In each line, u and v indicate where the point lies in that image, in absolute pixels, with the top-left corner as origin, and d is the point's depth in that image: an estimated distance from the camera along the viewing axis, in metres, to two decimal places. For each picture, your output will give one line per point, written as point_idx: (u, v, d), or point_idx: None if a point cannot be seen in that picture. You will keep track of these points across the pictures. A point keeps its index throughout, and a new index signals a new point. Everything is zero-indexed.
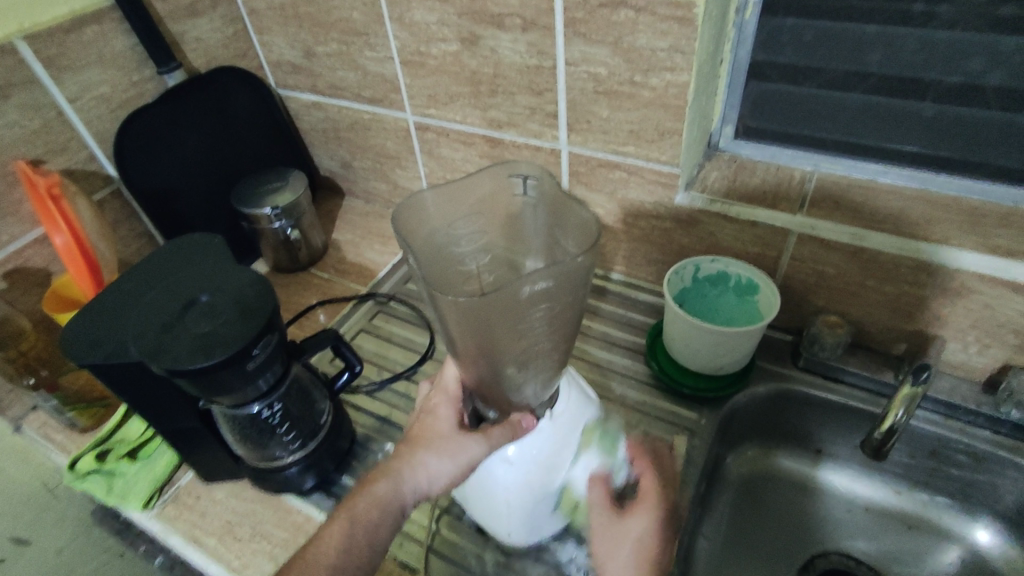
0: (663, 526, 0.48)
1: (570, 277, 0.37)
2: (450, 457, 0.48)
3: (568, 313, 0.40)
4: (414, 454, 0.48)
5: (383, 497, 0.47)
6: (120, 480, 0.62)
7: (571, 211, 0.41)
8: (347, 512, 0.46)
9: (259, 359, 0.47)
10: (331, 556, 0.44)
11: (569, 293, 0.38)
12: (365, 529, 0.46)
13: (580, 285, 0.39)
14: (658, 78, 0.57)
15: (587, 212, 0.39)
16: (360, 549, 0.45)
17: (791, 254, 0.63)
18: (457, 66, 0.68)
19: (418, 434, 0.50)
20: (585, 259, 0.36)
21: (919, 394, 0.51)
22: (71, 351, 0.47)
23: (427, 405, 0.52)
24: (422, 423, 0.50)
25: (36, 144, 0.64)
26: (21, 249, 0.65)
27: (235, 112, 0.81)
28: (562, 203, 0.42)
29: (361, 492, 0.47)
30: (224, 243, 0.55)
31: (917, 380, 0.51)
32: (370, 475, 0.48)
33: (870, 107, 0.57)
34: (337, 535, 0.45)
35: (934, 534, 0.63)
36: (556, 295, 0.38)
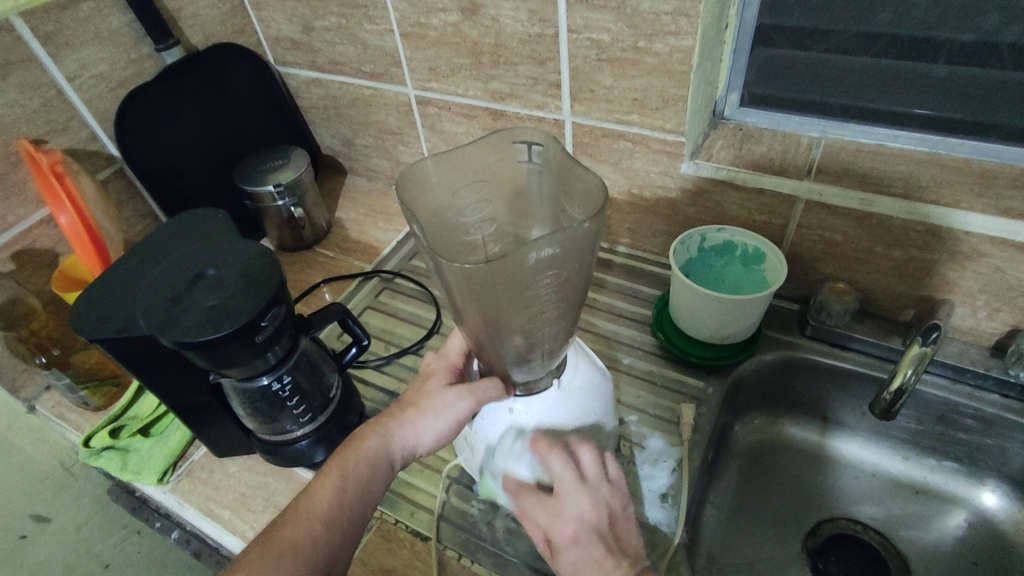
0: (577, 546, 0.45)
1: (577, 243, 0.37)
2: (440, 416, 0.49)
3: (574, 280, 0.40)
4: (405, 414, 0.50)
5: (372, 453, 0.47)
6: (135, 456, 0.63)
7: (575, 176, 0.40)
8: (339, 466, 0.47)
9: (267, 331, 0.48)
10: (321, 506, 0.45)
11: (576, 259, 0.38)
12: (354, 483, 0.46)
13: (587, 252, 0.38)
14: (662, 43, 0.56)
15: (593, 178, 0.38)
16: (351, 502, 0.46)
17: (798, 221, 0.63)
18: (458, 37, 0.67)
19: (411, 395, 0.52)
20: (591, 225, 0.36)
21: (928, 354, 0.51)
22: (79, 325, 0.47)
23: (426, 370, 0.53)
24: (417, 386, 0.52)
25: (37, 123, 0.63)
26: (28, 230, 0.65)
27: (233, 89, 0.80)
28: (568, 168, 0.41)
29: (351, 448, 0.48)
30: (228, 218, 0.55)
31: (927, 340, 0.51)
32: (360, 432, 0.49)
33: (880, 68, 0.56)
34: (327, 487, 0.46)
35: (942, 498, 0.63)
36: (562, 261, 0.37)
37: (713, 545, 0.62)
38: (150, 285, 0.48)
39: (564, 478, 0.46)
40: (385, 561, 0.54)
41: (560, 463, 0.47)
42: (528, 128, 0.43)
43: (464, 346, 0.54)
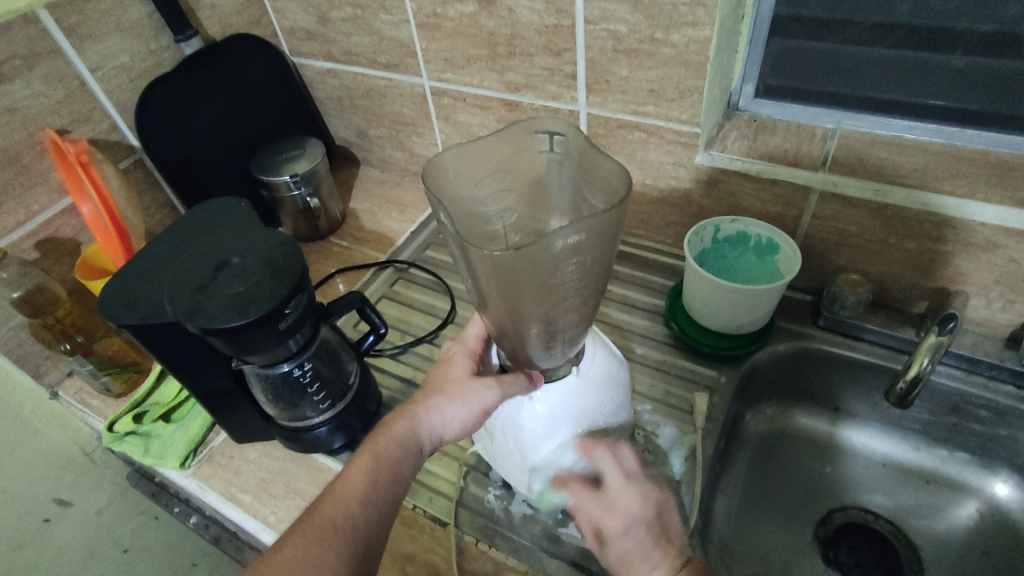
0: (637, 534, 0.47)
1: (601, 230, 0.37)
2: (464, 402, 0.50)
3: (597, 267, 0.40)
4: (431, 399, 0.51)
5: (402, 437, 0.49)
6: (156, 441, 0.64)
7: (597, 164, 0.41)
8: (371, 449, 0.48)
9: (291, 318, 0.48)
10: (356, 486, 0.46)
11: (601, 246, 0.39)
12: (386, 465, 0.47)
13: (611, 239, 0.39)
14: (679, 34, 0.56)
15: (615, 166, 0.39)
16: (386, 483, 0.47)
17: (812, 212, 0.63)
18: (475, 28, 0.67)
19: (434, 381, 0.53)
20: (617, 212, 0.36)
21: (944, 343, 0.52)
22: (108, 312, 0.48)
23: (445, 355, 0.54)
24: (439, 371, 0.53)
25: (61, 114, 0.64)
26: (51, 219, 0.66)
27: (250, 80, 0.81)
28: (590, 158, 0.41)
29: (381, 432, 0.49)
30: (251, 207, 0.55)
31: (943, 330, 0.51)
32: (388, 418, 0.50)
33: (897, 60, 0.57)
34: (361, 468, 0.47)
35: (953, 488, 0.64)
36: (587, 248, 0.38)
37: (725, 533, 0.62)
38: (178, 272, 0.49)
39: (611, 471, 0.49)
40: (404, 545, 0.55)
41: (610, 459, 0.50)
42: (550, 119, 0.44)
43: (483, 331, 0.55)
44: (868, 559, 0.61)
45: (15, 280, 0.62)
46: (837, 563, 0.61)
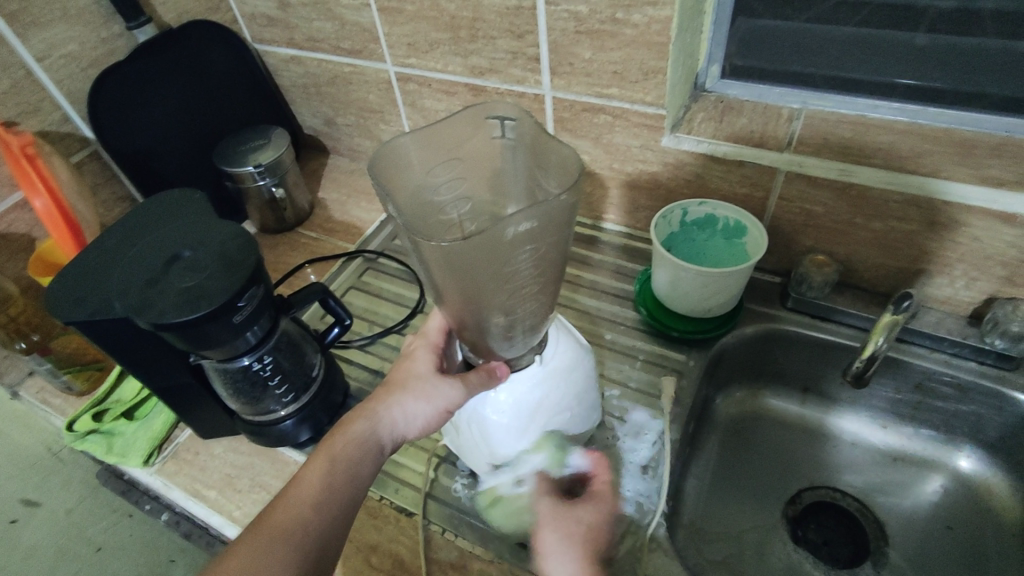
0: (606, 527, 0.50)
1: (554, 216, 0.36)
2: (427, 398, 0.50)
3: (553, 253, 0.40)
4: (391, 396, 0.50)
5: (360, 437, 0.48)
6: (119, 439, 0.63)
7: (551, 148, 0.40)
8: (327, 450, 0.47)
9: (246, 311, 0.47)
10: (310, 491, 0.45)
11: (554, 231, 0.38)
12: (343, 468, 0.47)
13: (564, 224, 0.38)
14: (640, 14, 0.56)
15: (568, 148, 0.38)
16: (342, 485, 0.46)
17: (779, 193, 0.62)
18: (436, 11, 0.66)
19: (395, 377, 0.52)
20: (568, 197, 0.36)
21: (899, 321, 0.51)
22: (56, 309, 0.46)
23: (407, 349, 0.54)
24: (400, 368, 0.52)
25: (7, 105, 0.62)
26: (3, 214, 0.64)
27: (212, 69, 0.79)
28: (542, 142, 0.41)
29: (338, 432, 0.48)
30: (205, 199, 0.54)
31: (899, 308, 0.51)
32: (346, 418, 0.49)
33: (861, 39, 0.59)
34: (316, 471, 0.46)
35: (918, 464, 0.64)
36: (540, 235, 0.37)
37: (694, 514, 0.63)
38: (127, 267, 0.47)
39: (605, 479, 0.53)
40: (370, 536, 0.55)
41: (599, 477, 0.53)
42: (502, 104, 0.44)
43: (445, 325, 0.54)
44: (835, 536, 0.61)
45: None
46: (806, 541, 0.61)
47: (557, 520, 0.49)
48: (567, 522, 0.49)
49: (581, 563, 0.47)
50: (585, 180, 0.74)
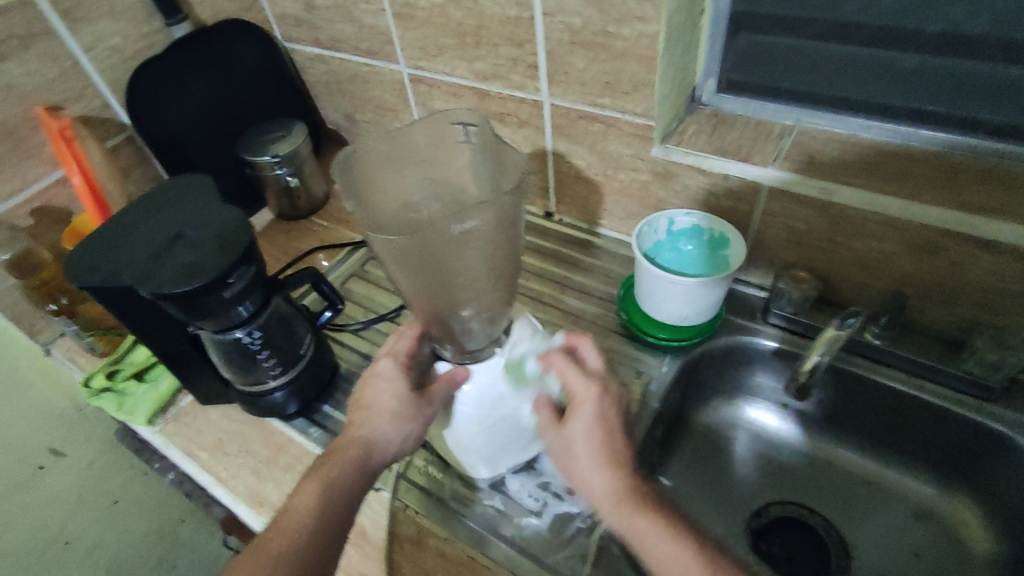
0: (603, 425, 0.49)
1: (498, 217, 0.43)
2: (409, 420, 0.53)
3: (502, 252, 0.46)
4: (371, 422, 0.53)
5: (351, 462, 0.52)
6: (128, 399, 0.69)
7: (508, 155, 0.48)
8: (319, 474, 0.50)
9: (236, 288, 0.52)
10: (306, 513, 0.48)
11: (500, 234, 0.44)
12: (338, 491, 0.50)
13: (511, 224, 0.45)
14: (630, 28, 0.58)
15: (518, 156, 0.47)
16: (336, 505, 0.49)
17: (762, 209, 0.63)
18: (444, 18, 0.69)
19: (373, 399, 0.54)
20: (510, 199, 0.43)
21: (842, 336, 0.53)
22: (73, 274, 0.52)
23: (375, 368, 0.55)
24: (376, 388, 0.55)
25: (54, 91, 0.69)
26: (46, 188, 0.71)
27: (241, 65, 0.84)
28: (501, 150, 0.50)
29: (330, 458, 0.52)
30: (214, 185, 0.59)
31: (843, 324, 0.52)
32: (335, 446, 0.53)
33: (852, 58, 0.58)
34: (310, 493, 0.49)
35: (891, 489, 0.64)
36: (487, 235, 0.44)
37: None
38: (136, 243, 0.53)
39: (574, 378, 0.51)
40: None
41: (563, 361, 0.51)
42: (462, 114, 0.53)
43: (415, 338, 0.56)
44: (798, 552, 0.62)
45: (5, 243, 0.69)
46: (768, 554, 0.62)
47: (561, 445, 0.50)
48: (569, 445, 0.49)
49: (603, 481, 0.47)
50: (581, 185, 0.76)
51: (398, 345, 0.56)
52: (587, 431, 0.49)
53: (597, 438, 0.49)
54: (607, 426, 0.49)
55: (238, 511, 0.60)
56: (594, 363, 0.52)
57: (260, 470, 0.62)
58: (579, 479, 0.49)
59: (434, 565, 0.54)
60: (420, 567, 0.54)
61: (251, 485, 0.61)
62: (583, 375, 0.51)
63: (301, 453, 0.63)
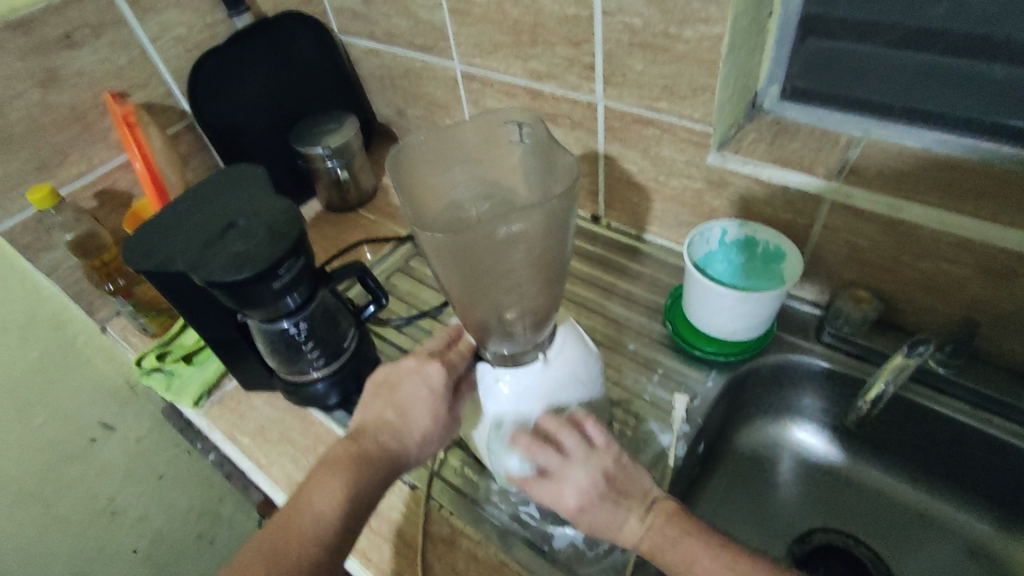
0: (598, 509, 0.48)
1: (545, 219, 0.42)
2: (438, 434, 0.56)
3: (548, 256, 0.45)
4: (406, 429, 0.54)
5: (378, 463, 0.52)
6: (177, 380, 0.71)
7: (560, 157, 0.47)
8: (344, 473, 0.50)
9: (285, 279, 0.53)
10: (328, 513, 0.48)
11: (547, 237, 0.43)
12: (361, 501, 0.50)
13: (559, 228, 0.43)
14: (692, 31, 0.56)
15: (570, 156, 0.45)
16: (357, 505, 0.50)
17: (823, 222, 0.60)
18: (501, 15, 0.69)
19: (408, 405, 0.54)
20: (558, 203, 0.41)
21: (910, 365, 0.51)
22: (130, 256, 0.53)
23: (418, 370, 0.55)
24: (416, 395, 0.55)
25: (122, 78, 0.71)
26: (110, 171, 0.73)
27: (297, 57, 0.86)
28: (552, 151, 0.48)
29: (359, 458, 0.51)
30: (265, 175, 0.60)
31: (912, 351, 0.51)
32: (362, 444, 0.52)
33: (927, 68, 0.55)
34: (333, 492, 0.49)
35: (946, 525, 0.61)
36: (533, 237, 0.42)
37: None
38: (192, 230, 0.54)
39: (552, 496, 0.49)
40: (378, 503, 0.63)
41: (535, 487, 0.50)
42: (516, 111, 0.52)
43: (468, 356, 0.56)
44: None
45: (70, 224, 0.69)
46: None
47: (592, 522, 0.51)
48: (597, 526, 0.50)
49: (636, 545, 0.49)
50: (631, 190, 0.75)
51: (451, 355, 0.55)
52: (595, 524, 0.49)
53: (604, 520, 0.49)
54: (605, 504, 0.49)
55: (276, 498, 0.61)
56: (549, 463, 0.49)
57: (299, 459, 0.63)
58: None
59: (465, 567, 0.54)
60: (452, 568, 0.54)
61: (290, 473, 0.62)
62: (553, 494, 0.49)
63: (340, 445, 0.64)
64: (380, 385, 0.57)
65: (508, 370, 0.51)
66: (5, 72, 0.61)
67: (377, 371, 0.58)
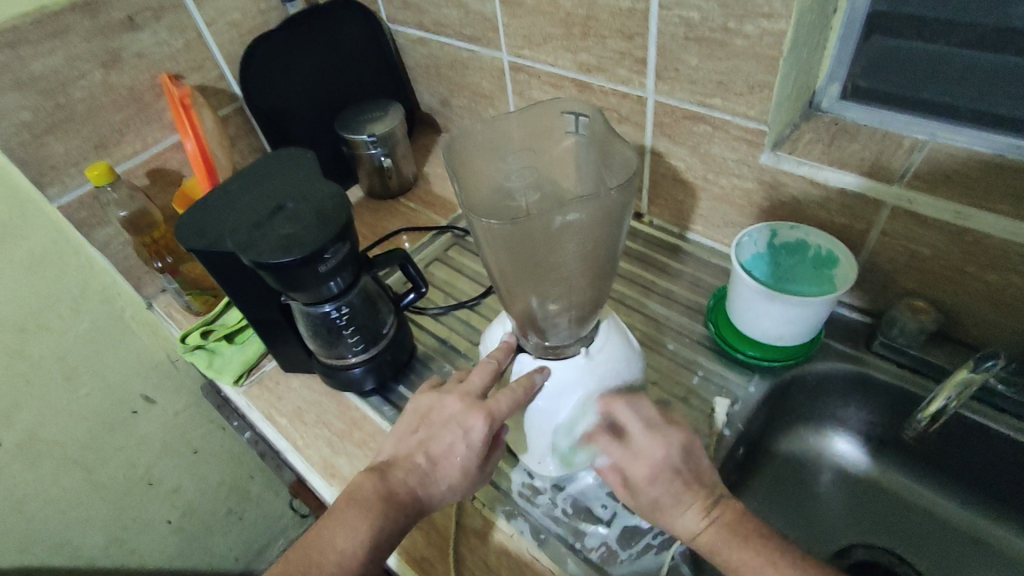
0: (667, 482, 0.47)
1: (602, 212, 0.41)
2: (467, 485, 0.51)
3: (600, 247, 0.44)
4: (436, 477, 0.50)
5: (404, 508, 0.48)
6: (218, 358, 0.73)
7: (618, 148, 0.46)
8: (369, 517, 0.47)
9: (331, 263, 0.53)
10: (348, 555, 0.46)
11: (601, 229, 0.43)
12: (382, 546, 0.47)
13: (614, 221, 0.43)
14: (753, 25, 0.54)
15: (631, 149, 0.44)
16: (377, 550, 0.47)
17: (881, 229, 0.58)
18: (553, 6, 0.68)
19: (443, 453, 0.50)
20: (617, 197, 0.40)
21: (974, 382, 0.49)
22: (181, 234, 0.54)
23: (460, 417, 0.50)
24: (452, 446, 0.50)
25: (178, 61, 0.72)
26: (162, 151, 0.75)
27: (348, 44, 0.86)
28: (610, 142, 0.48)
29: (386, 501, 0.48)
30: (315, 159, 0.60)
31: (979, 366, 0.49)
32: (391, 484, 0.49)
33: (1004, 69, 0.52)
34: (355, 537, 0.46)
35: (998, 551, 0.58)
36: (587, 227, 0.42)
37: None
38: (243, 211, 0.55)
39: (629, 461, 0.48)
40: None
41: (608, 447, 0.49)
42: (572, 102, 0.52)
43: (517, 403, 0.50)
44: None
45: (124, 202, 0.70)
46: None
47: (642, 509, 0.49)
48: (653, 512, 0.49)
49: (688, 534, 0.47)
50: (677, 187, 0.73)
51: (499, 403, 0.49)
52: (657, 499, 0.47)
53: (666, 498, 0.47)
54: (674, 482, 0.47)
55: (311, 480, 0.62)
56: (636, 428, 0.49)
57: (334, 443, 0.64)
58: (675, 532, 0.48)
59: (497, 561, 0.54)
60: (483, 561, 0.54)
61: (325, 456, 0.63)
62: (630, 458, 0.48)
63: (376, 431, 0.64)
64: (421, 420, 0.53)
65: (547, 361, 0.51)
66: (70, 52, 0.63)
67: (421, 400, 0.54)
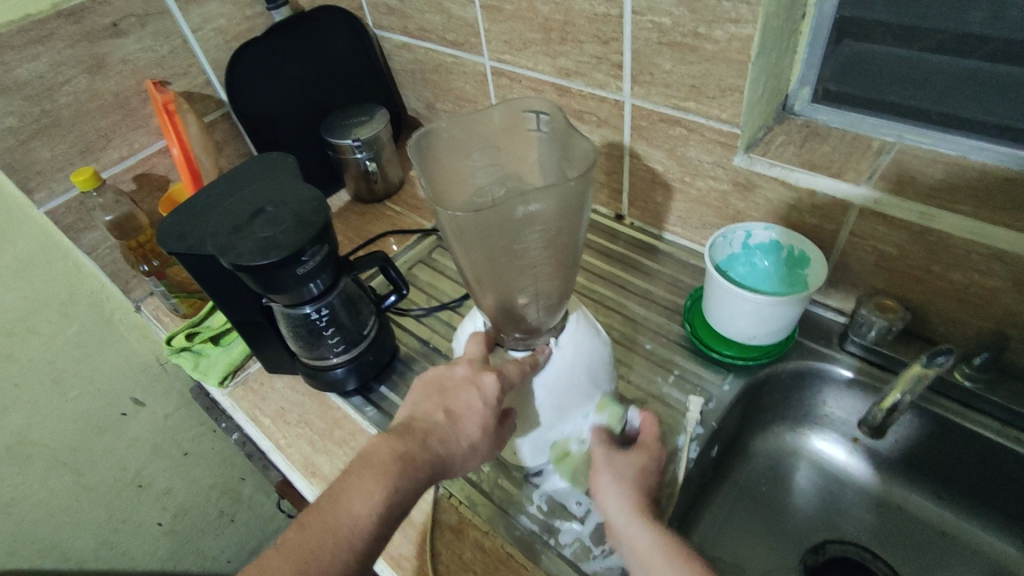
0: (654, 474, 0.51)
1: (562, 200, 0.43)
2: (483, 450, 0.49)
3: (563, 235, 0.46)
4: (454, 440, 0.48)
5: (422, 471, 0.46)
6: (204, 360, 0.74)
7: (577, 142, 0.48)
8: (386, 478, 0.44)
9: (309, 265, 0.54)
10: (365, 518, 0.43)
11: (562, 217, 0.44)
12: (396, 509, 0.44)
13: (575, 209, 0.44)
14: (722, 31, 0.55)
15: (587, 142, 0.46)
16: (391, 513, 0.44)
17: (851, 229, 0.59)
18: (531, 13, 0.69)
19: (461, 415, 0.48)
20: (575, 184, 0.42)
21: (928, 375, 0.50)
22: (163, 239, 0.55)
23: (475, 379, 0.49)
24: (470, 407, 0.48)
25: (164, 68, 0.73)
26: (149, 156, 0.76)
27: (334, 49, 0.88)
28: (570, 137, 0.49)
29: (403, 462, 0.45)
30: (294, 163, 0.61)
31: (931, 361, 0.50)
32: (409, 446, 0.46)
33: (970, 74, 0.53)
34: (371, 500, 0.43)
35: (969, 547, 0.59)
36: (549, 216, 0.44)
37: (703, 537, 0.62)
38: (223, 214, 0.55)
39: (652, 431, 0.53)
40: None
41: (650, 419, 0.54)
42: (535, 99, 0.52)
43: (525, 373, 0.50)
44: None
45: (110, 206, 0.71)
46: None
47: (611, 465, 0.50)
48: (619, 470, 0.50)
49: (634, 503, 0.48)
50: (655, 189, 0.74)
51: (509, 368, 0.50)
52: (642, 470, 0.50)
53: (644, 479, 0.50)
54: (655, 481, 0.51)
55: (292, 478, 0.63)
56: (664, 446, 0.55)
57: (315, 442, 0.65)
58: (603, 498, 0.49)
59: (472, 556, 0.54)
60: (459, 556, 0.54)
61: (306, 455, 0.64)
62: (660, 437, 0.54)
63: (356, 430, 0.65)
64: (431, 389, 0.51)
65: (523, 351, 0.52)
66: (55, 58, 0.64)
67: (430, 370, 0.52)
